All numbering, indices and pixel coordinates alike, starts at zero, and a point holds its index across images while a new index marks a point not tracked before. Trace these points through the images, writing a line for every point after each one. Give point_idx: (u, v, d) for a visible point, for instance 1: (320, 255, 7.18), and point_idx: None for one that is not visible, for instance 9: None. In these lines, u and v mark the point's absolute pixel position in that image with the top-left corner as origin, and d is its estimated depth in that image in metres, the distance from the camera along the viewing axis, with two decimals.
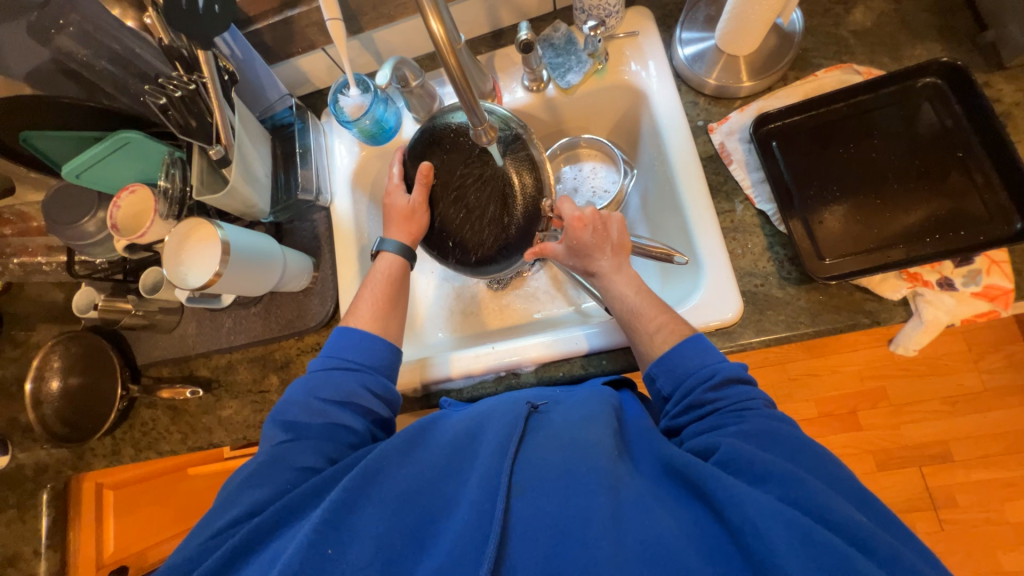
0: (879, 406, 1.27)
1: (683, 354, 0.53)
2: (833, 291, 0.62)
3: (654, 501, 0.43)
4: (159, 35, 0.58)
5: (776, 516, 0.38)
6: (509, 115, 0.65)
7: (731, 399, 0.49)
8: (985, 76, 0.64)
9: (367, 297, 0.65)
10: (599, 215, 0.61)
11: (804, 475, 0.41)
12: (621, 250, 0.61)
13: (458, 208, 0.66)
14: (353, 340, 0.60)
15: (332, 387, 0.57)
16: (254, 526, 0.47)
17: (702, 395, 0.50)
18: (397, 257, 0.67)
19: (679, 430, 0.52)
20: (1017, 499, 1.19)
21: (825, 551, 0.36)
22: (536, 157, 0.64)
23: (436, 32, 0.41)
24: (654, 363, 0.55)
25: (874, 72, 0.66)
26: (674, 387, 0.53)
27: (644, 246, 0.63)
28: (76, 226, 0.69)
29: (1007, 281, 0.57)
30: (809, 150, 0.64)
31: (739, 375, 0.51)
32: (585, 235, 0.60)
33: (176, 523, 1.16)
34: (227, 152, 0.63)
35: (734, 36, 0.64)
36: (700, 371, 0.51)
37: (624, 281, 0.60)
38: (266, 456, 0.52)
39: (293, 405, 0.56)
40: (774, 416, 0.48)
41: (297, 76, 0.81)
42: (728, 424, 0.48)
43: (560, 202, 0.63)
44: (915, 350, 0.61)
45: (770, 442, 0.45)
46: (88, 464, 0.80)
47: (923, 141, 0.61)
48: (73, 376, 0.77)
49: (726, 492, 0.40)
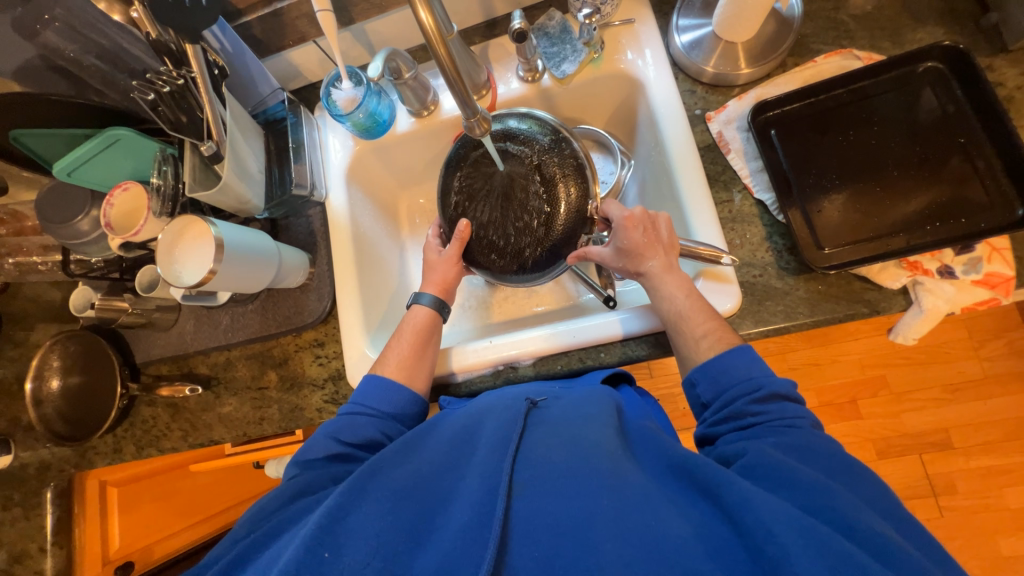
0: (879, 394, 1.27)
1: (730, 363, 0.52)
2: (832, 280, 0.61)
3: (662, 502, 0.42)
4: (146, 29, 0.57)
5: (791, 521, 0.37)
6: (561, 123, 0.66)
7: (775, 414, 0.48)
8: (988, 60, 0.62)
9: (396, 350, 0.64)
10: (648, 215, 0.60)
11: (830, 484, 0.40)
12: (671, 250, 0.59)
13: (491, 219, 0.67)
14: (379, 388, 0.60)
15: (352, 430, 0.56)
16: (263, 532, 0.48)
17: (744, 406, 0.49)
18: (429, 310, 0.67)
19: (715, 438, 0.51)
20: (1017, 485, 1.19)
21: (840, 555, 0.35)
22: (579, 152, 0.64)
23: (426, 22, 0.40)
24: (695, 369, 0.54)
25: (874, 57, 0.64)
26: (715, 395, 0.52)
27: (691, 247, 0.59)
28: (70, 224, 0.68)
29: (1008, 268, 0.56)
30: (808, 138, 0.64)
31: (787, 393, 0.50)
32: (634, 234, 0.59)
33: (185, 517, 1.14)
34: (219, 148, 0.62)
35: (732, 22, 0.63)
36: (744, 383, 0.50)
37: (675, 282, 0.58)
38: (278, 489, 0.52)
39: (312, 442, 0.57)
40: (819, 436, 0.46)
41: (289, 70, 0.80)
42: (770, 434, 0.46)
43: (607, 203, 0.63)
44: (914, 339, 0.60)
45: (809, 456, 0.44)
46: (90, 462, 0.81)
47: (924, 126, 0.60)
48: (73, 376, 0.77)
49: (739, 495, 0.40)
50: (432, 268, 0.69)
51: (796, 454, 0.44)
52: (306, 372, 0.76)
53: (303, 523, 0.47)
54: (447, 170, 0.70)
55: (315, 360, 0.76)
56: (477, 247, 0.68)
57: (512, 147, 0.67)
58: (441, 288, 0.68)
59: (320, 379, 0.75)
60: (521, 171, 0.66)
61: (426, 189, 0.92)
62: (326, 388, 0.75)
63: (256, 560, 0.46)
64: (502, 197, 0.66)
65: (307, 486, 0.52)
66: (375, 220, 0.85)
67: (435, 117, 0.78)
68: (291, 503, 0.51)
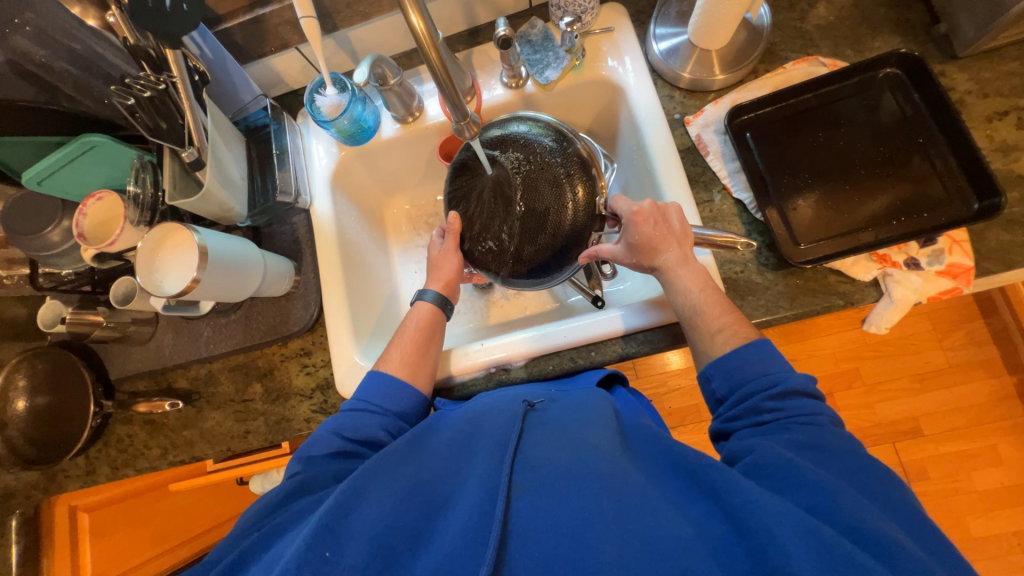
0: (853, 386, 1.32)
1: (746, 358, 0.53)
2: (808, 274, 0.64)
3: (664, 503, 0.43)
4: (123, 34, 0.56)
5: (793, 522, 0.38)
6: (565, 125, 0.69)
7: (792, 411, 0.49)
8: (941, 66, 0.67)
9: (398, 347, 0.64)
10: (658, 207, 0.61)
11: (837, 485, 0.42)
12: (685, 240, 0.61)
13: (491, 223, 0.67)
14: (382, 383, 0.60)
15: (355, 428, 0.56)
16: (265, 529, 0.47)
17: (760, 403, 0.51)
18: (432, 307, 0.68)
19: (729, 433, 0.53)
20: (984, 468, 1.25)
21: (840, 557, 0.36)
22: (583, 153, 0.66)
23: (417, 27, 0.41)
24: (711, 364, 0.56)
25: (838, 64, 0.68)
26: (729, 390, 0.54)
27: (707, 235, 0.59)
28: (39, 236, 0.66)
29: (968, 258, 0.60)
30: (780, 140, 0.67)
31: (805, 389, 0.51)
32: (645, 228, 0.61)
33: (159, 543, 1.10)
34: (200, 155, 0.61)
35: (706, 31, 0.65)
36: (761, 378, 0.52)
37: (690, 275, 0.60)
38: (280, 486, 0.52)
39: (317, 438, 0.56)
40: (839, 434, 0.48)
41: (270, 77, 0.79)
42: (786, 430, 0.48)
43: (615, 199, 0.65)
44: (886, 328, 0.63)
45: (819, 456, 0.45)
46: (60, 486, 0.76)
47: (886, 127, 0.64)
48: (41, 396, 0.72)
49: (746, 498, 0.40)
50: (437, 264, 0.71)
51: (808, 454, 0.46)
52: (292, 382, 0.74)
53: (300, 527, 0.46)
54: (455, 176, 0.71)
55: (303, 369, 0.74)
56: (478, 250, 0.69)
57: (502, 150, 0.67)
58: (446, 283, 0.70)
59: (308, 388, 0.74)
60: (527, 171, 0.66)
61: (411, 195, 0.93)
62: (314, 397, 0.73)
63: (255, 563, 0.45)
64: (505, 200, 0.66)
65: (307, 482, 0.51)
66: (360, 226, 0.84)
67: (421, 122, 0.78)
68: (285, 507, 0.49)
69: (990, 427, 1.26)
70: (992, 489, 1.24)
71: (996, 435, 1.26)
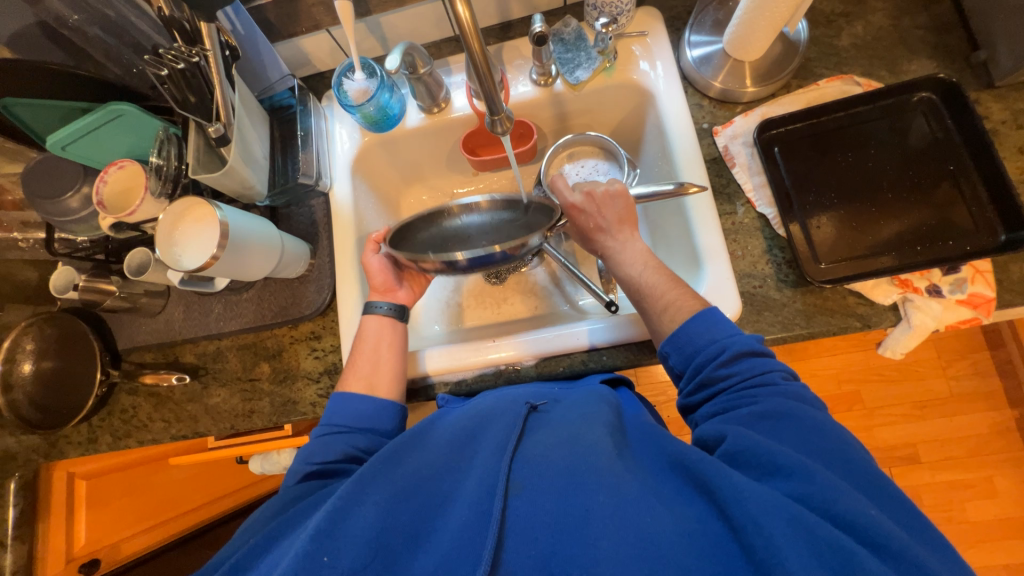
0: (854, 408, 1.32)
1: (693, 331, 0.53)
2: (827, 294, 0.63)
3: (654, 497, 0.43)
4: (156, 4, 0.55)
5: (779, 509, 0.38)
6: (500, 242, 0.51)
7: (742, 374, 0.50)
8: (976, 94, 0.67)
9: (360, 358, 0.64)
10: (590, 198, 0.63)
11: (813, 467, 0.41)
12: (628, 220, 0.63)
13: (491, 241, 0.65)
14: (342, 403, 0.60)
15: (323, 451, 0.56)
16: (256, 540, 0.46)
17: (713, 371, 0.51)
18: (385, 318, 0.67)
19: (696, 406, 0.53)
20: (978, 499, 1.26)
21: (842, 562, 0.36)
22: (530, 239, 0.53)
23: (462, 16, 0.42)
24: (665, 341, 0.55)
25: (873, 84, 0.68)
26: (686, 364, 0.54)
27: (648, 194, 0.61)
28: (58, 201, 0.66)
29: (989, 289, 0.59)
30: (809, 157, 0.66)
31: (751, 348, 0.51)
32: (581, 218, 0.65)
33: (153, 515, 1.10)
34: (227, 131, 0.60)
35: (742, 43, 0.65)
36: (709, 348, 0.52)
37: (653, 259, 0.62)
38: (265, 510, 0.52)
39: (291, 472, 0.57)
40: (795, 388, 0.49)
41: (299, 56, 0.79)
42: (754, 399, 0.48)
43: (555, 187, 0.66)
44: (901, 353, 0.63)
45: (788, 426, 0.46)
46: (62, 452, 0.77)
47: (915, 151, 0.64)
48: (47, 360, 0.72)
49: (733, 489, 0.40)
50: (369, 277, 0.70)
51: (769, 427, 0.46)
52: (300, 365, 0.74)
53: (294, 536, 0.45)
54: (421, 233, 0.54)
55: (311, 353, 0.74)
56: None
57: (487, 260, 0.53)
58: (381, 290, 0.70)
59: (315, 372, 0.73)
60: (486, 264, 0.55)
61: (429, 186, 0.92)
62: (321, 381, 0.73)
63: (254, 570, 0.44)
64: None
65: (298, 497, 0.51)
66: (377, 214, 0.84)
67: (446, 114, 0.78)
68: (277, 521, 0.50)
69: (987, 459, 1.26)
70: (984, 520, 1.25)
71: (993, 466, 1.26)
